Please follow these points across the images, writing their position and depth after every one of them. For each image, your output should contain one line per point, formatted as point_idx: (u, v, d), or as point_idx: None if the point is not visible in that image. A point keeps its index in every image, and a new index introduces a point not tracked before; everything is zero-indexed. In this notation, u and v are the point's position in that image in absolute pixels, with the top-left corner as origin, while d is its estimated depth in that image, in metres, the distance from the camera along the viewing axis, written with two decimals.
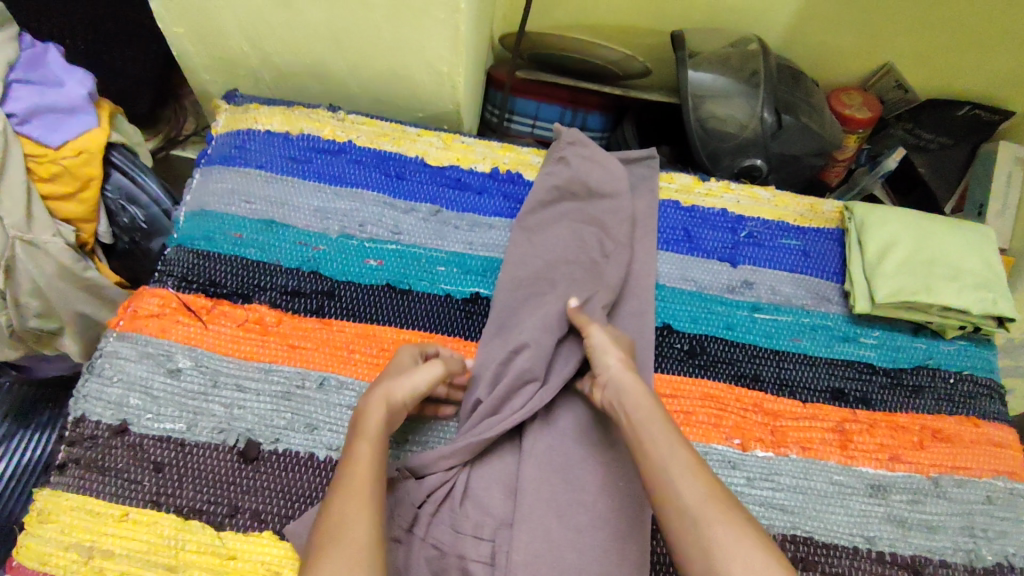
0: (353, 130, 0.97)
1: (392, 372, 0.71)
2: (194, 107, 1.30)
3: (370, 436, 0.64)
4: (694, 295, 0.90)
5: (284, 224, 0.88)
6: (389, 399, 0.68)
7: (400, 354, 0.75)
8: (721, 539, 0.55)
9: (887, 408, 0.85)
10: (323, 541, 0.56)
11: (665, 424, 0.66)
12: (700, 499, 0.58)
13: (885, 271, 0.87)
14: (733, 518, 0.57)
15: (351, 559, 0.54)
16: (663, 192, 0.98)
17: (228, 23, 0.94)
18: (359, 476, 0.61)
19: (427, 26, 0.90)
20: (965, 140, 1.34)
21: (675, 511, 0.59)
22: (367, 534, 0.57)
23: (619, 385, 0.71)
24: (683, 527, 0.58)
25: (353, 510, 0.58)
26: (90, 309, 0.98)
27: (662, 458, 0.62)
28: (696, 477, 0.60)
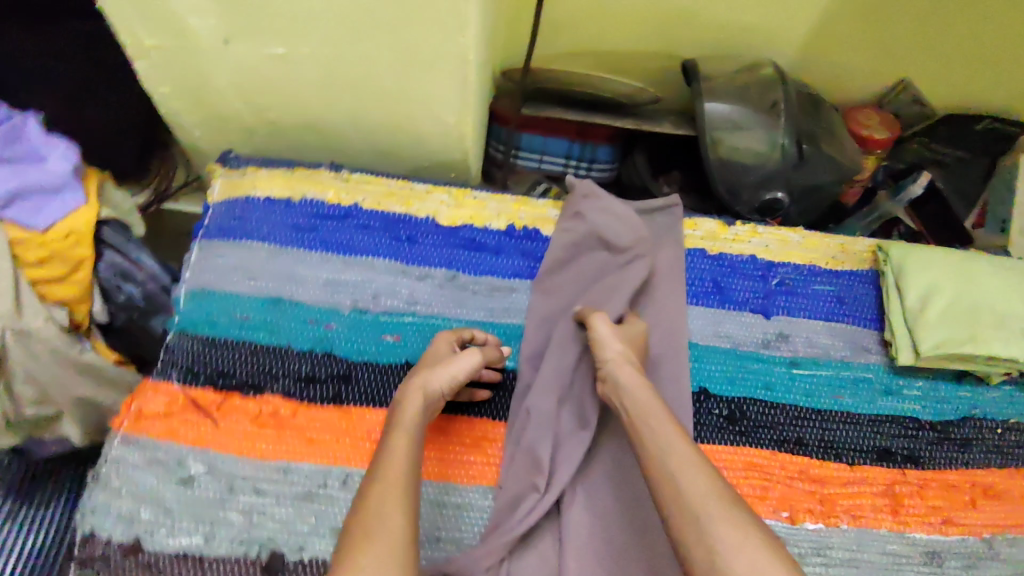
0: (358, 192, 0.91)
1: (427, 362, 0.73)
2: (183, 159, 1.20)
3: (405, 433, 0.65)
4: (730, 353, 0.85)
5: (293, 301, 0.82)
6: (425, 389, 0.69)
7: (437, 342, 0.76)
8: (730, 540, 0.54)
9: (937, 467, 0.81)
10: (357, 537, 0.55)
11: (668, 419, 0.66)
12: (706, 495, 0.58)
13: (928, 320, 0.83)
14: (743, 523, 0.56)
15: (387, 550, 0.54)
16: (689, 240, 0.93)
17: (220, 81, 0.87)
18: (393, 469, 0.61)
19: (434, 78, 0.83)
20: (983, 153, 1.30)
21: (679, 510, 0.58)
22: (398, 530, 0.56)
23: (620, 380, 0.72)
24: (690, 532, 0.56)
25: (386, 507, 0.58)
26: (89, 392, 0.88)
27: (665, 454, 0.62)
28: (703, 471, 0.60)
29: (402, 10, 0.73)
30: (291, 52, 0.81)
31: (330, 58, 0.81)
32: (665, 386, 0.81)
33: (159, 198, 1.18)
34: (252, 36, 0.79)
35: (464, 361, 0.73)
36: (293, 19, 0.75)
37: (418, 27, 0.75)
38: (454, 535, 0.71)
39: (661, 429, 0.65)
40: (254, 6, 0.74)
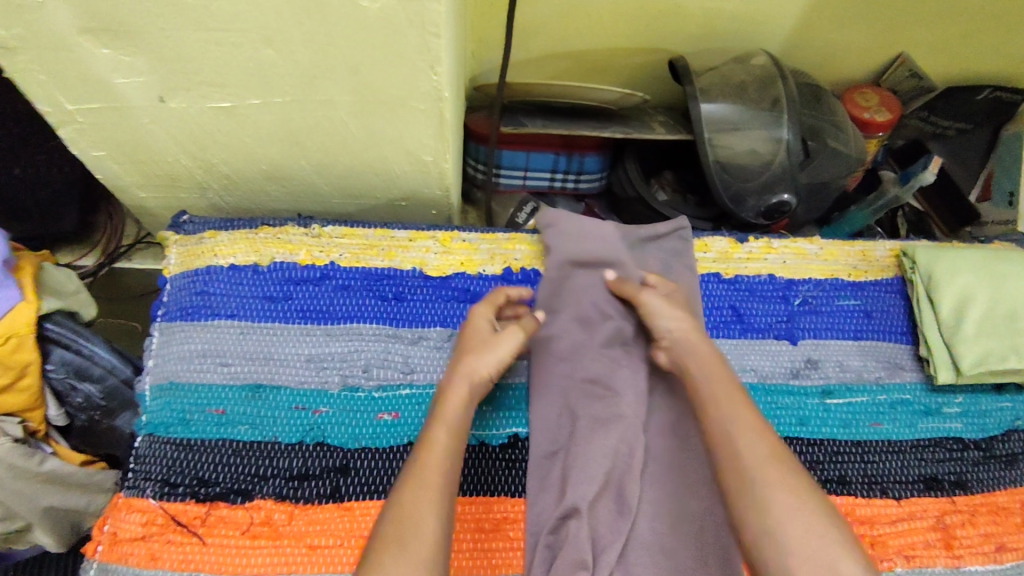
0: (334, 248, 0.82)
1: (472, 342, 0.72)
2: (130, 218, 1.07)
3: (451, 429, 0.66)
4: (758, 389, 0.78)
5: (274, 386, 0.74)
6: (473, 377, 0.69)
7: (475, 315, 0.74)
8: (782, 505, 0.58)
9: (986, 489, 0.76)
10: (390, 535, 0.58)
11: (730, 383, 0.68)
12: (763, 463, 0.61)
13: (966, 334, 0.77)
14: (801, 495, 0.59)
15: (416, 560, 0.57)
16: (701, 265, 0.85)
17: (161, 141, 0.76)
18: (431, 467, 0.62)
19: (406, 117, 0.72)
20: (987, 122, 1.24)
21: (734, 473, 0.61)
22: (434, 530, 0.59)
23: (686, 347, 0.72)
24: (745, 496, 0.60)
25: (427, 501, 0.60)
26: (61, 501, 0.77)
27: (725, 417, 0.65)
28: (763, 437, 0.63)
29: (364, 50, 0.62)
30: (239, 105, 0.70)
31: (285, 107, 0.70)
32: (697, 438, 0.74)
33: (109, 260, 1.06)
34: (191, 91, 0.68)
35: (507, 341, 0.72)
36: (239, 69, 0.65)
37: (384, 67, 0.64)
38: None
39: (721, 391, 0.67)
40: (192, 59, 0.64)
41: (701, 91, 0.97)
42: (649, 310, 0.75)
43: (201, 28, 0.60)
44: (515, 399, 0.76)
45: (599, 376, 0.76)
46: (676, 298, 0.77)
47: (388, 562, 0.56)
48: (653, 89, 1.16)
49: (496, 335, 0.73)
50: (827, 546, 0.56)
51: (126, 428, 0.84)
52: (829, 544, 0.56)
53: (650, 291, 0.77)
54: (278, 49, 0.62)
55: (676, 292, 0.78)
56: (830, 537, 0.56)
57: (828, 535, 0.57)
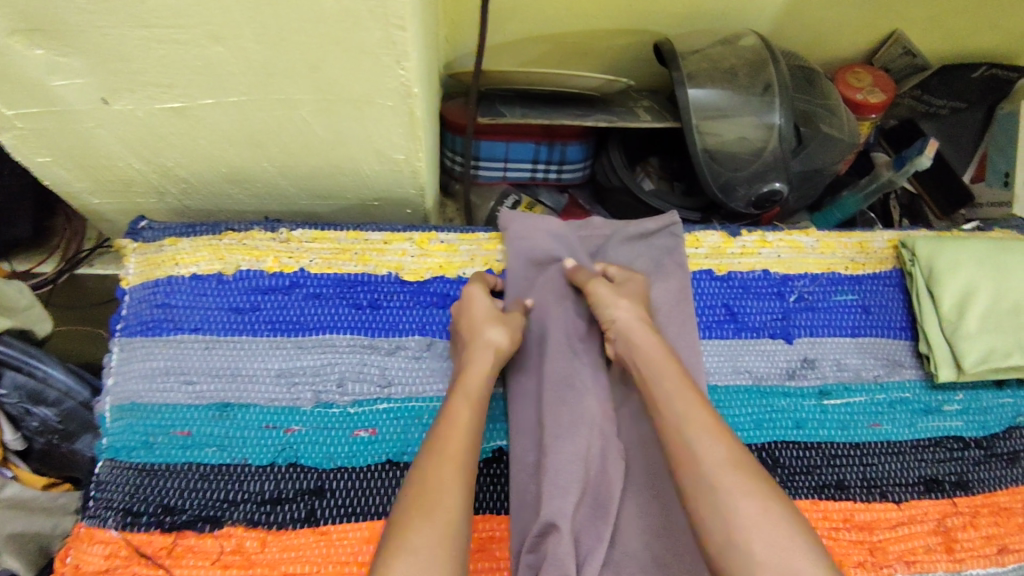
0: (303, 254, 0.77)
1: (479, 314, 0.70)
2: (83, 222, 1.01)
3: (473, 401, 0.64)
4: (753, 391, 0.75)
5: (243, 405, 0.69)
6: (495, 348, 0.68)
7: (472, 292, 0.73)
8: (746, 513, 0.53)
9: (988, 489, 0.74)
10: (415, 507, 0.55)
11: (685, 381, 0.64)
12: (721, 468, 0.56)
13: (969, 330, 0.74)
14: (764, 500, 0.54)
15: (444, 533, 0.53)
16: (692, 261, 0.82)
17: (111, 145, 0.71)
18: (455, 438, 0.60)
19: (373, 115, 0.67)
20: (981, 102, 1.19)
21: (692, 480, 0.57)
22: (457, 500, 0.56)
23: (632, 339, 0.69)
24: (704, 504, 0.55)
25: (448, 473, 0.57)
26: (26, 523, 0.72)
27: (681, 418, 0.60)
28: (720, 436, 0.59)
29: (324, 46, 0.57)
30: (191, 105, 0.65)
31: (240, 106, 0.65)
32: None
33: (70, 265, 1.00)
34: (137, 92, 0.63)
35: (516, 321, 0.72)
36: (187, 69, 0.60)
37: (346, 63, 0.59)
38: None
39: (675, 389, 0.63)
40: (135, 59, 0.59)
41: (689, 77, 0.92)
42: (602, 299, 0.72)
43: (142, 25, 0.55)
44: (499, 410, 0.73)
45: (560, 377, 0.71)
46: (631, 289, 0.74)
47: (417, 533, 0.53)
48: (639, 74, 1.11)
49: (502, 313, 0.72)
50: (794, 551, 0.52)
51: (87, 450, 0.81)
52: (795, 552, 0.52)
53: (599, 281, 0.74)
54: (227, 47, 0.57)
55: (637, 284, 0.75)
56: (794, 542, 0.52)
57: (793, 542, 0.52)
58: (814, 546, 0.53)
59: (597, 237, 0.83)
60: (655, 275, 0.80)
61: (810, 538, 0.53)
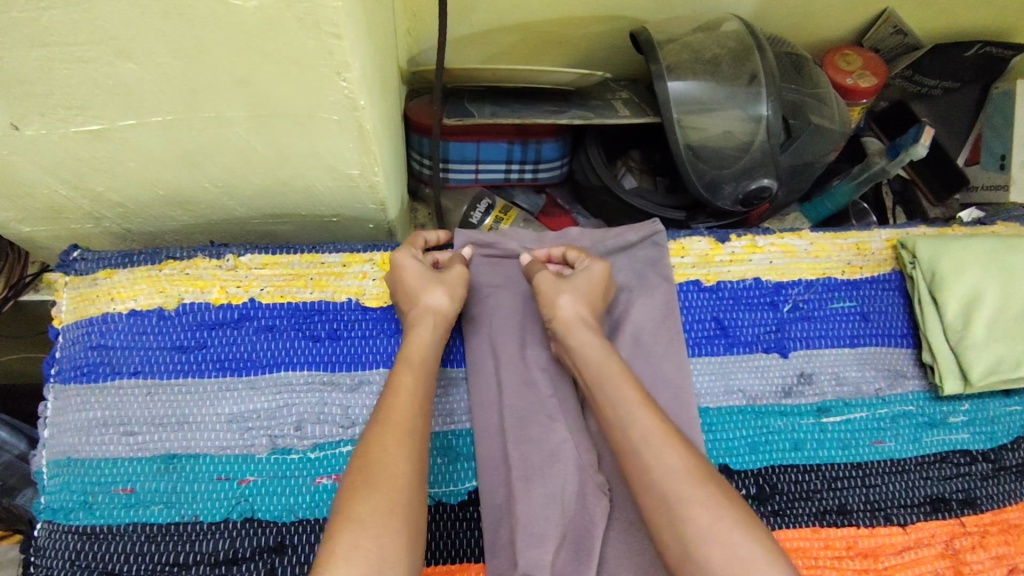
0: (253, 282, 0.70)
1: (412, 281, 0.66)
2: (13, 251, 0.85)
3: (416, 369, 0.61)
4: (749, 413, 0.70)
5: (191, 455, 0.63)
6: (436, 314, 0.65)
7: (401, 259, 0.68)
8: (700, 526, 0.50)
9: (997, 506, 0.69)
10: (358, 478, 0.52)
11: (632, 387, 0.60)
12: (676, 476, 0.52)
13: (978, 339, 0.69)
14: (721, 509, 0.51)
15: (387, 501, 0.51)
16: (679, 271, 0.76)
17: (29, 172, 0.62)
18: (399, 406, 0.57)
19: (317, 129, 0.60)
20: (973, 81, 1.15)
21: (647, 490, 0.53)
22: (406, 467, 0.53)
23: (573, 337, 0.65)
24: (662, 519, 0.52)
25: (389, 448, 0.54)
26: None
27: (630, 427, 0.56)
28: (672, 444, 0.55)
29: (248, 58, 0.50)
30: (111, 127, 0.57)
31: (168, 126, 0.57)
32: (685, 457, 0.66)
33: (14, 291, 0.87)
34: (48, 115, 0.55)
35: (456, 278, 0.68)
36: (98, 89, 0.52)
37: (277, 75, 0.52)
38: None
39: (618, 390, 0.59)
40: (37, 81, 0.50)
41: (670, 70, 0.86)
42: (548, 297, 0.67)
43: (36, 44, 0.47)
44: (469, 448, 0.66)
45: (529, 414, 0.67)
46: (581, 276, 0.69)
47: (361, 502, 0.50)
48: (616, 63, 1.04)
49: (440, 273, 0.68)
50: (757, 551, 0.49)
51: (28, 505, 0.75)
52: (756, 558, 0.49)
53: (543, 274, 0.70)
54: (140, 63, 0.49)
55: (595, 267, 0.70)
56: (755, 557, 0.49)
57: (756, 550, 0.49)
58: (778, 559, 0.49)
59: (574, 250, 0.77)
60: (638, 289, 0.75)
61: (773, 550, 0.49)
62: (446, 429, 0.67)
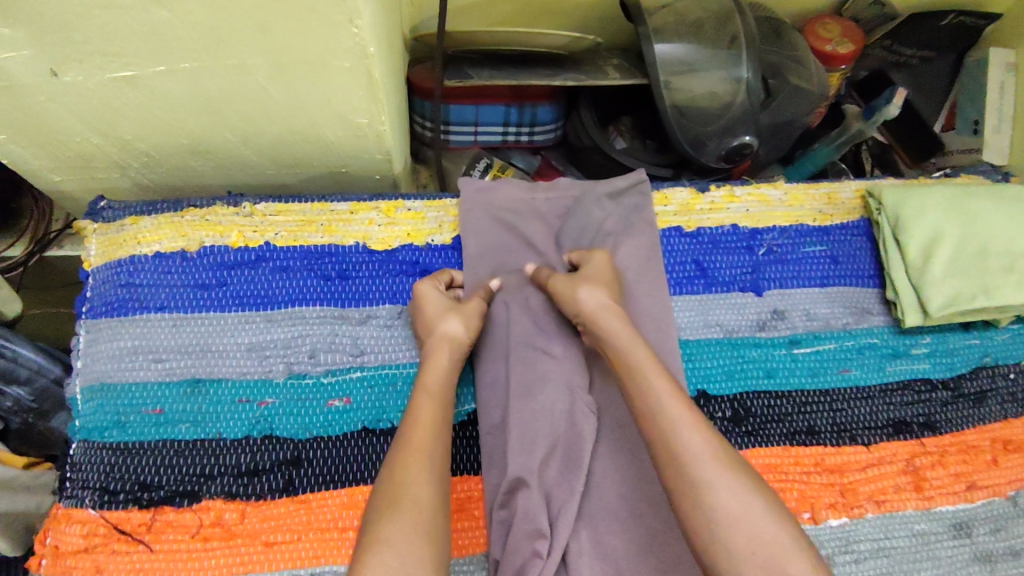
0: (268, 227, 0.76)
1: (433, 309, 0.70)
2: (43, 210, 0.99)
3: (435, 396, 0.64)
4: (725, 344, 0.76)
5: (214, 381, 0.69)
6: (452, 342, 0.68)
7: (423, 287, 0.71)
8: (725, 508, 0.53)
9: (955, 428, 0.76)
10: (384, 501, 0.55)
11: (662, 373, 0.63)
12: (700, 459, 0.55)
13: (934, 275, 0.74)
14: (749, 493, 0.54)
15: (412, 521, 0.54)
16: (661, 219, 0.82)
17: (65, 119, 0.70)
18: (419, 433, 0.61)
19: (331, 78, 0.67)
20: (949, 51, 1.19)
21: (674, 469, 0.56)
22: (428, 491, 0.57)
23: (602, 326, 0.68)
24: (688, 498, 0.55)
25: (414, 471, 0.57)
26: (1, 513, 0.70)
27: (663, 413, 0.59)
28: (702, 429, 0.58)
29: (271, 7, 0.56)
30: (142, 74, 0.64)
31: (194, 73, 0.64)
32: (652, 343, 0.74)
33: (40, 246, 0.98)
34: (85, 63, 0.62)
35: (475, 311, 0.71)
36: (130, 37, 0.59)
37: (296, 24, 0.58)
38: None
39: (652, 375, 0.62)
40: (79, 28, 0.57)
41: (655, 32, 0.91)
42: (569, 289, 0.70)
43: None
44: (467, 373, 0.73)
45: (525, 337, 0.73)
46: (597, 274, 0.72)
47: (388, 525, 0.53)
48: (607, 34, 1.10)
49: (458, 304, 0.71)
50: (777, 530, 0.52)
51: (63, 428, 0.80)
52: (782, 548, 0.51)
53: (558, 277, 0.73)
54: (172, 10, 0.55)
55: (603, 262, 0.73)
56: (778, 537, 0.52)
57: (777, 538, 0.52)
58: (796, 537, 0.52)
59: (565, 197, 0.82)
60: (625, 235, 0.80)
61: (781, 517, 0.53)
62: None
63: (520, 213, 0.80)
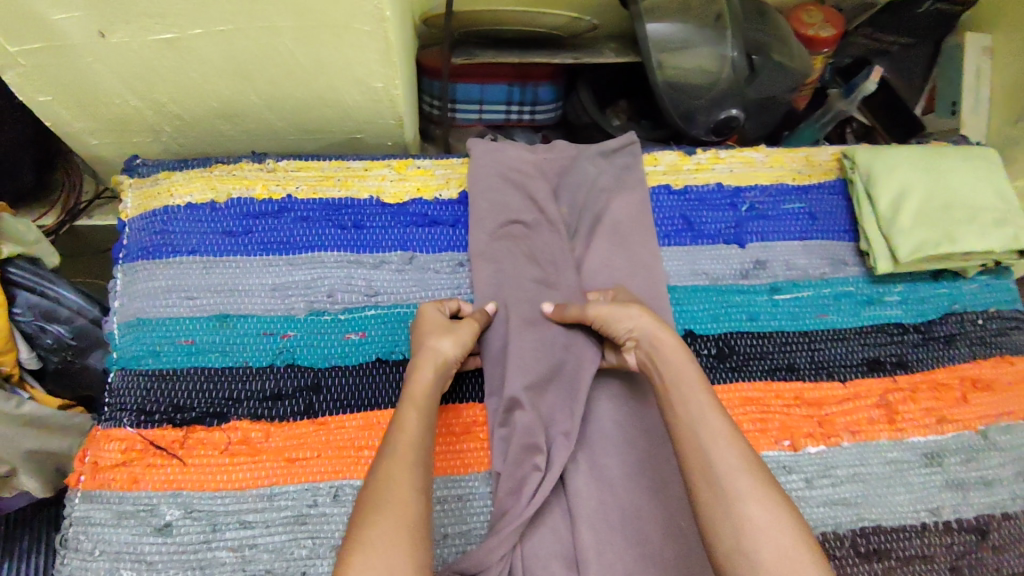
0: (290, 181, 0.83)
1: (429, 327, 0.70)
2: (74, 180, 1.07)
3: (419, 406, 0.63)
4: (711, 290, 0.82)
5: (241, 315, 0.76)
6: (438, 358, 0.68)
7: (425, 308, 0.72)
8: (753, 516, 0.52)
9: (926, 368, 0.81)
10: (367, 506, 0.53)
11: (701, 386, 0.61)
12: (734, 473, 0.54)
13: (903, 225, 0.80)
14: (780, 512, 0.52)
15: (395, 523, 0.52)
16: (652, 177, 0.88)
17: (107, 80, 0.78)
18: (403, 438, 0.59)
19: (350, 40, 0.74)
20: (928, 37, 1.26)
21: (702, 479, 0.55)
22: (411, 497, 0.54)
23: (655, 345, 0.67)
24: (717, 508, 0.54)
25: (398, 474, 0.56)
26: (39, 444, 0.77)
27: (698, 425, 0.58)
28: (733, 444, 0.56)
29: None
30: (182, 36, 0.72)
31: (229, 35, 0.72)
32: (643, 288, 0.81)
33: (70, 216, 1.06)
34: (131, 23, 0.69)
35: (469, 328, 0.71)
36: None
37: None
38: (462, 527, 0.68)
39: (686, 388, 0.61)
40: None
41: (648, 10, 0.99)
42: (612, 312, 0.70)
43: None
44: None
45: (526, 278, 0.79)
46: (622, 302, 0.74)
47: (371, 528, 0.51)
48: (603, 19, 1.17)
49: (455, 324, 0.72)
50: (795, 544, 0.51)
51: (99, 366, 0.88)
52: (803, 563, 0.50)
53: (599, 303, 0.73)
54: None
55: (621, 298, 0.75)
56: (802, 554, 0.50)
57: (798, 549, 0.50)
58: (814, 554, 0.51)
59: (564, 158, 0.88)
60: (619, 190, 0.86)
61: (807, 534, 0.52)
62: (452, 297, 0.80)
63: (527, 174, 0.86)
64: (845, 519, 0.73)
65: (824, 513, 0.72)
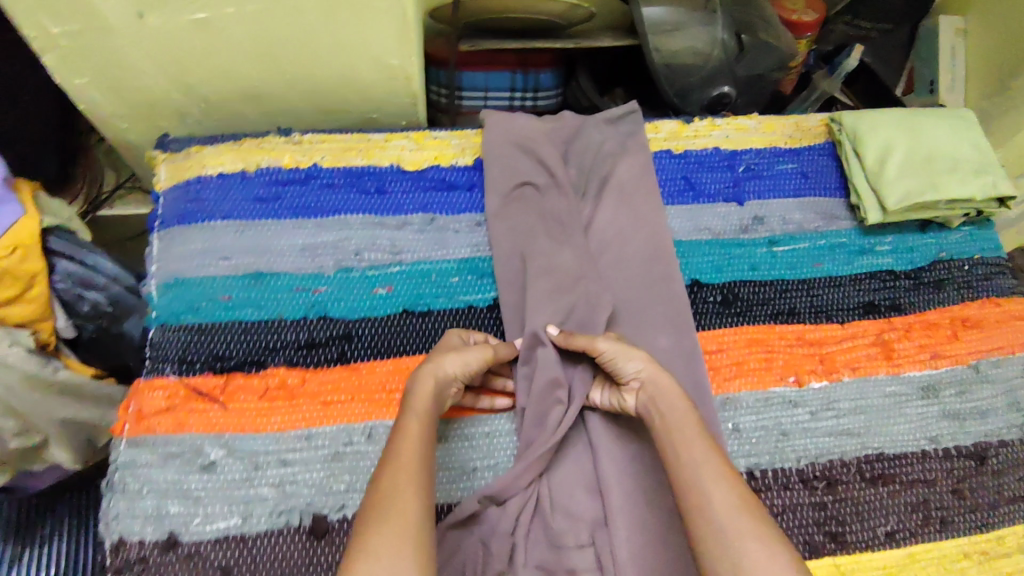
0: (314, 152, 0.88)
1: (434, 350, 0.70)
2: (93, 175, 1.13)
3: (422, 418, 0.63)
4: (713, 243, 0.88)
5: (274, 273, 0.80)
6: (440, 378, 0.67)
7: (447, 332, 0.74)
8: (755, 558, 0.53)
9: (918, 309, 0.87)
10: (370, 515, 0.55)
11: (701, 429, 0.63)
12: (731, 512, 0.56)
13: (890, 176, 0.87)
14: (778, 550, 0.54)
15: (398, 532, 0.53)
16: (654, 143, 0.94)
17: (140, 63, 0.82)
18: (406, 453, 0.60)
19: (370, 18, 0.80)
20: (904, 21, 1.35)
21: (697, 513, 0.57)
22: (414, 510, 0.55)
23: (658, 386, 0.68)
24: (715, 546, 0.55)
25: (402, 483, 0.57)
26: (74, 411, 0.81)
27: (699, 465, 0.60)
28: (731, 485, 0.58)
29: None
30: (214, 16, 0.77)
31: (256, 15, 0.77)
32: (651, 241, 0.86)
33: (92, 207, 1.13)
34: (167, 5, 0.74)
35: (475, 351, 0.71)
36: None
37: None
38: (491, 461, 0.73)
39: (685, 432, 0.63)
40: None
41: None
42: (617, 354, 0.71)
43: None
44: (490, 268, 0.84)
45: (540, 237, 0.84)
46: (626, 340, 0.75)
47: (374, 535, 0.53)
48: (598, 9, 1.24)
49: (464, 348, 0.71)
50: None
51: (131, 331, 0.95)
52: None
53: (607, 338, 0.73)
54: None
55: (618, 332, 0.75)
56: None
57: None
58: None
59: (571, 127, 0.93)
60: (623, 153, 0.91)
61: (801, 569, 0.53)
62: (472, 254, 0.85)
63: (536, 141, 0.91)
64: (850, 448, 0.77)
65: (830, 443, 0.77)
